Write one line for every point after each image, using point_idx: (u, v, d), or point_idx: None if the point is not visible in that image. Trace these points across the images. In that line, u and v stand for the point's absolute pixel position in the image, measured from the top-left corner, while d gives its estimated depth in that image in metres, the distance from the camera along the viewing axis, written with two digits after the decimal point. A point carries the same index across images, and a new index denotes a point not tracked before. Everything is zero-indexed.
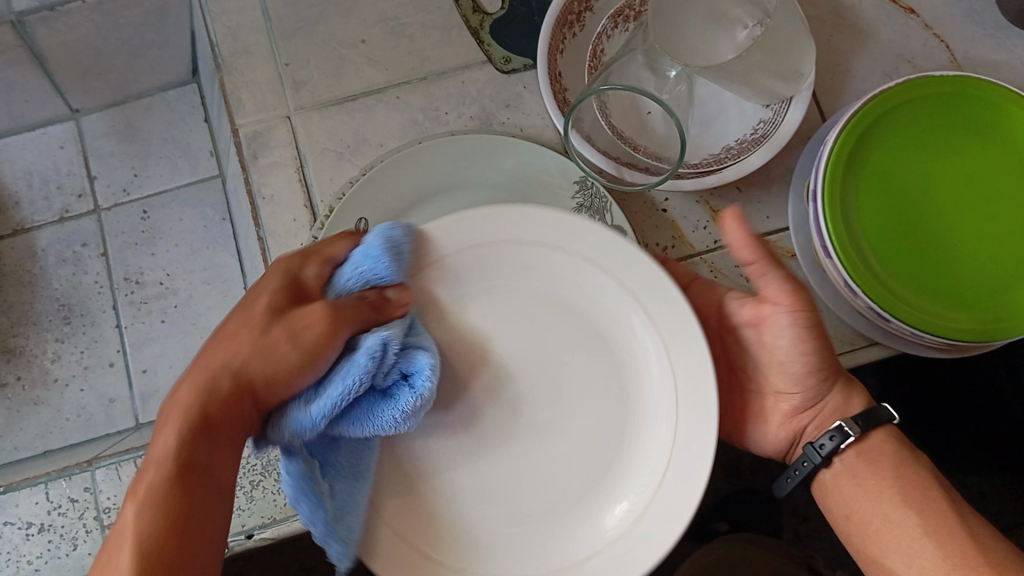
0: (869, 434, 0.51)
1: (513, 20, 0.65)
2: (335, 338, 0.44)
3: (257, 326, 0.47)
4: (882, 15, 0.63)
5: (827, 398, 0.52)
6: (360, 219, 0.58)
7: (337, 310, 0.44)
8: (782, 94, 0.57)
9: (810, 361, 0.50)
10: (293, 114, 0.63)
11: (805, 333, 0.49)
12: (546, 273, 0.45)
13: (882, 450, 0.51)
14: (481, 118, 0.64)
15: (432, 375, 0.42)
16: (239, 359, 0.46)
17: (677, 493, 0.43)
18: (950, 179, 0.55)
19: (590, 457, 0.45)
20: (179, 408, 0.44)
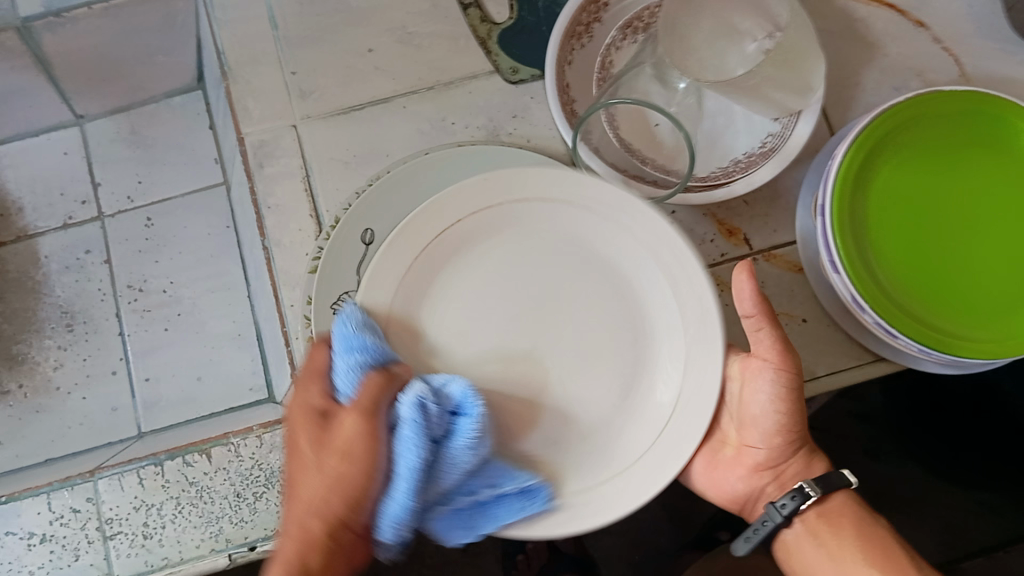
0: (831, 496, 0.51)
1: (522, 30, 0.65)
2: (377, 428, 0.43)
3: (309, 454, 0.46)
4: (893, 29, 0.63)
5: (788, 463, 0.52)
6: (367, 230, 0.58)
7: (364, 406, 0.43)
8: (791, 109, 0.57)
9: (791, 414, 0.50)
10: (299, 123, 0.63)
11: (785, 394, 0.49)
12: (562, 227, 0.50)
13: (843, 513, 0.51)
14: (488, 129, 0.64)
15: (474, 393, 0.43)
16: (319, 500, 0.46)
17: (692, 415, 0.46)
18: (959, 197, 0.55)
19: (594, 385, 0.48)
20: (282, 565, 0.46)
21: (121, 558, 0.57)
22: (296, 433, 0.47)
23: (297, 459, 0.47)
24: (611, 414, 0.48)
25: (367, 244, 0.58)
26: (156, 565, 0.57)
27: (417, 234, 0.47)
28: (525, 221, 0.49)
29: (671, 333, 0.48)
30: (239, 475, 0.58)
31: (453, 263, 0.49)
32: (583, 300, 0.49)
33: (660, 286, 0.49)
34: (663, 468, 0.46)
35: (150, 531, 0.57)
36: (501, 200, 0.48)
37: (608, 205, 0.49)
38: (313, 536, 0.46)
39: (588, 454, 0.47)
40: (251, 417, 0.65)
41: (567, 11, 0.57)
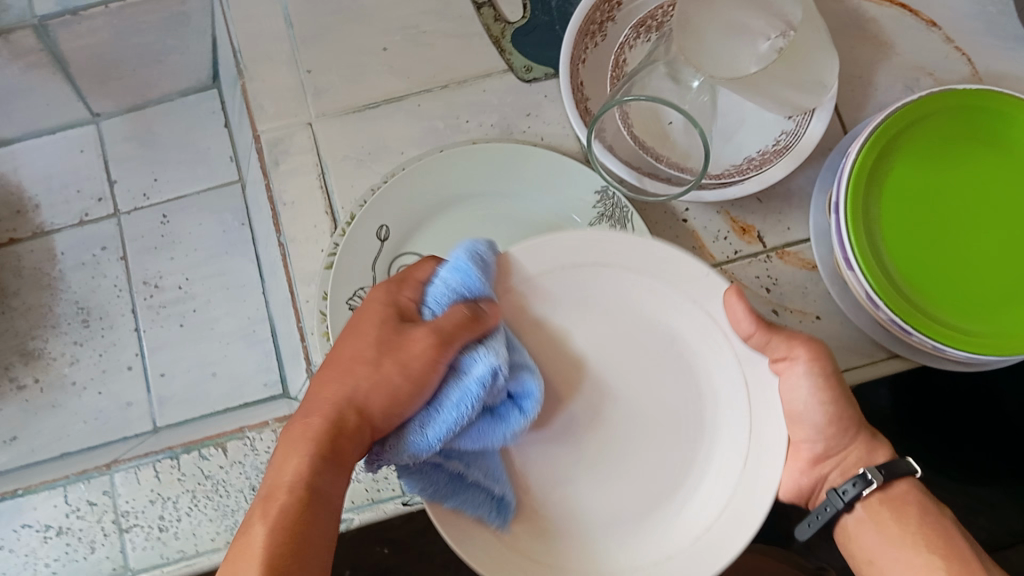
0: (893, 484, 0.51)
1: (534, 30, 0.65)
2: (445, 358, 0.43)
3: (367, 355, 0.44)
4: (904, 28, 0.63)
5: (852, 446, 0.53)
6: (382, 226, 0.59)
7: (446, 334, 0.43)
8: (804, 107, 0.57)
9: (834, 404, 0.51)
10: (314, 120, 0.64)
11: (822, 381, 0.50)
12: (609, 283, 0.48)
13: (907, 500, 0.51)
14: (502, 127, 0.64)
15: (538, 397, 0.44)
16: (352, 396, 0.43)
17: (762, 468, 0.45)
18: (972, 194, 0.55)
19: (667, 442, 0.47)
20: (300, 440, 0.41)
21: (137, 551, 0.58)
22: (363, 330, 0.45)
23: (344, 361, 0.44)
24: (676, 477, 0.47)
25: (383, 240, 0.59)
26: (171, 557, 0.57)
27: (542, 251, 0.47)
28: (571, 284, 0.47)
29: (725, 386, 0.47)
30: (255, 469, 0.58)
31: (570, 294, 0.48)
32: (655, 369, 0.48)
33: (712, 348, 0.47)
34: (747, 517, 0.45)
35: (166, 523, 0.58)
36: (588, 265, 0.47)
37: (647, 267, 0.47)
38: (341, 432, 0.41)
39: (657, 515, 0.46)
40: (266, 412, 0.65)
41: (580, 11, 0.57)
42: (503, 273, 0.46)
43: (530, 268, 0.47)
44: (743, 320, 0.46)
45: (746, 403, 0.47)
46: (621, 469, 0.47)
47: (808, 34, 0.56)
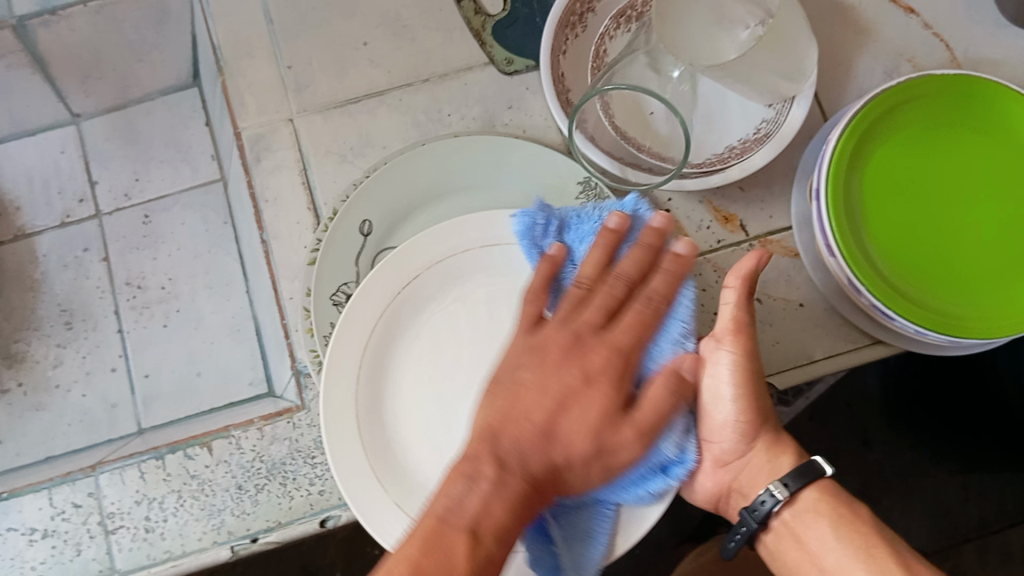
0: (802, 493, 0.51)
1: (515, 23, 0.65)
2: (657, 425, 0.47)
3: (579, 388, 0.49)
4: (883, 15, 0.63)
5: (752, 453, 0.53)
6: (366, 221, 0.58)
7: (659, 399, 0.47)
8: (785, 94, 0.57)
9: (753, 396, 0.51)
10: (295, 116, 0.63)
11: (742, 376, 0.50)
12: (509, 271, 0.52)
13: (818, 509, 0.50)
14: (484, 119, 0.64)
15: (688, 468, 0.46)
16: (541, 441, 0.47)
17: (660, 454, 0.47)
18: (957, 178, 0.55)
19: None
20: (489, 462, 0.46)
21: (124, 552, 0.58)
22: (535, 386, 0.49)
23: (539, 396, 0.49)
24: None
25: (366, 235, 0.58)
26: (159, 558, 0.57)
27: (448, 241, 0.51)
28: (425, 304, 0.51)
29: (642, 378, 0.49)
30: (241, 467, 0.58)
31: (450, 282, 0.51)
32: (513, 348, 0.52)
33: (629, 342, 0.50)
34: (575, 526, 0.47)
35: (153, 524, 0.58)
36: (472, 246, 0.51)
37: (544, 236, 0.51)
38: (529, 472, 0.46)
39: None
40: (252, 411, 0.64)
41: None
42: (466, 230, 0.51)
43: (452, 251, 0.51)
44: (734, 271, 0.49)
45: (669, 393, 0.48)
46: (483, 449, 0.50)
47: (783, 19, 0.56)
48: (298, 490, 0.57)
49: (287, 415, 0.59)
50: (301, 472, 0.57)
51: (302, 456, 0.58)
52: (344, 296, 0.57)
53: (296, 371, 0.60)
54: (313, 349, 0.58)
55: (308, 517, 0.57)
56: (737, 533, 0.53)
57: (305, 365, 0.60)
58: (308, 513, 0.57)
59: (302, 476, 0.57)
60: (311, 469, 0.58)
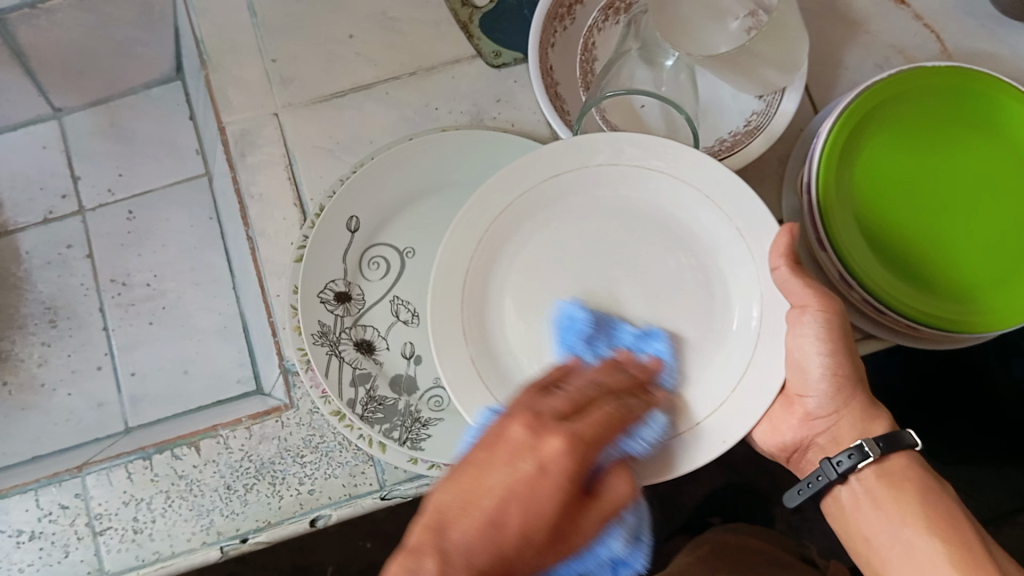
0: (891, 457, 0.50)
1: (502, 16, 0.63)
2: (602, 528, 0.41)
3: (517, 479, 0.39)
4: (874, 6, 0.63)
5: (844, 411, 0.52)
6: (353, 217, 0.57)
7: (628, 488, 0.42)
8: (776, 86, 0.55)
9: (844, 355, 0.50)
10: (282, 111, 0.63)
11: (829, 335, 0.48)
12: (640, 194, 0.50)
13: (906, 475, 0.50)
14: (472, 114, 0.63)
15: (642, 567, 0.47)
16: (483, 544, 0.37)
17: (758, 389, 0.46)
18: (947, 171, 0.55)
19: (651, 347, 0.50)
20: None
21: (112, 553, 0.57)
22: (478, 463, 0.40)
23: (483, 485, 0.39)
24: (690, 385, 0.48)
25: (354, 232, 0.58)
26: (147, 559, 0.56)
27: (536, 172, 0.49)
28: (551, 202, 0.50)
29: (751, 296, 0.49)
30: (230, 467, 0.58)
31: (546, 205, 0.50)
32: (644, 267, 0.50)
33: (732, 248, 0.49)
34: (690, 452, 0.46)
35: (141, 525, 0.57)
36: (557, 173, 0.49)
37: (664, 166, 0.49)
38: (479, 565, 0.37)
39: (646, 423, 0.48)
40: (240, 409, 0.64)
41: None
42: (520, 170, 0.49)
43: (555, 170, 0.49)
44: (772, 252, 0.47)
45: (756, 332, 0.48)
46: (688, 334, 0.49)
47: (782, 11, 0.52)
48: (287, 490, 0.57)
49: (276, 414, 0.58)
50: (290, 472, 0.57)
51: (292, 456, 0.57)
52: (332, 294, 0.57)
53: (284, 369, 0.60)
54: (301, 348, 0.55)
55: (299, 517, 0.56)
56: (809, 483, 0.51)
57: (293, 363, 0.59)
58: (298, 513, 0.56)
59: (292, 475, 0.57)
60: (300, 469, 0.57)
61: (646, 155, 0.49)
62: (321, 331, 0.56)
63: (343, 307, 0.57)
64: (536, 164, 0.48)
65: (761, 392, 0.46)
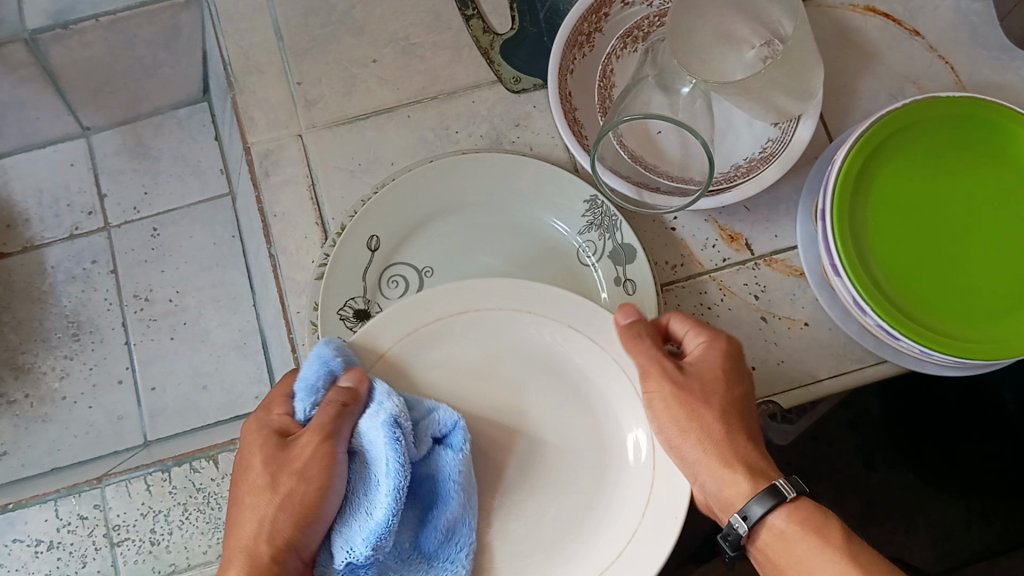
0: (773, 515, 0.48)
1: (523, 42, 0.65)
2: (335, 448, 0.45)
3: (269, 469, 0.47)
4: (887, 38, 0.64)
5: (701, 468, 0.49)
6: (373, 236, 0.58)
7: (322, 429, 0.45)
8: (791, 114, 0.57)
9: (683, 419, 0.49)
10: (305, 131, 0.64)
11: (670, 403, 0.49)
12: (495, 330, 0.50)
13: (786, 536, 0.47)
14: (491, 137, 0.64)
15: (462, 425, 0.47)
16: (275, 525, 0.46)
17: (642, 555, 0.47)
18: (958, 202, 0.56)
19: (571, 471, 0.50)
20: None
21: (129, 564, 0.58)
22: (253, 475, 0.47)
23: (248, 489, 0.48)
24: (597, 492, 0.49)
25: (373, 251, 0.58)
26: (164, 571, 0.58)
27: (417, 311, 0.49)
28: (456, 336, 0.50)
29: (640, 435, 0.50)
30: None
31: (440, 339, 0.50)
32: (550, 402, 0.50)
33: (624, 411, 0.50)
34: (652, 547, 0.47)
35: (158, 537, 0.58)
36: (437, 315, 0.49)
37: (534, 306, 0.49)
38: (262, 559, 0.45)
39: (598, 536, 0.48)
40: None
41: (567, 21, 0.58)
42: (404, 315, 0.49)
43: (410, 326, 0.49)
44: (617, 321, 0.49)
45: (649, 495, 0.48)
46: (553, 522, 0.49)
47: (799, 36, 0.54)
48: None
49: None
50: None
51: None
52: (351, 311, 0.57)
53: None
54: None
55: None
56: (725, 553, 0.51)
57: None
58: None
59: None
60: None
61: (495, 292, 0.49)
62: None
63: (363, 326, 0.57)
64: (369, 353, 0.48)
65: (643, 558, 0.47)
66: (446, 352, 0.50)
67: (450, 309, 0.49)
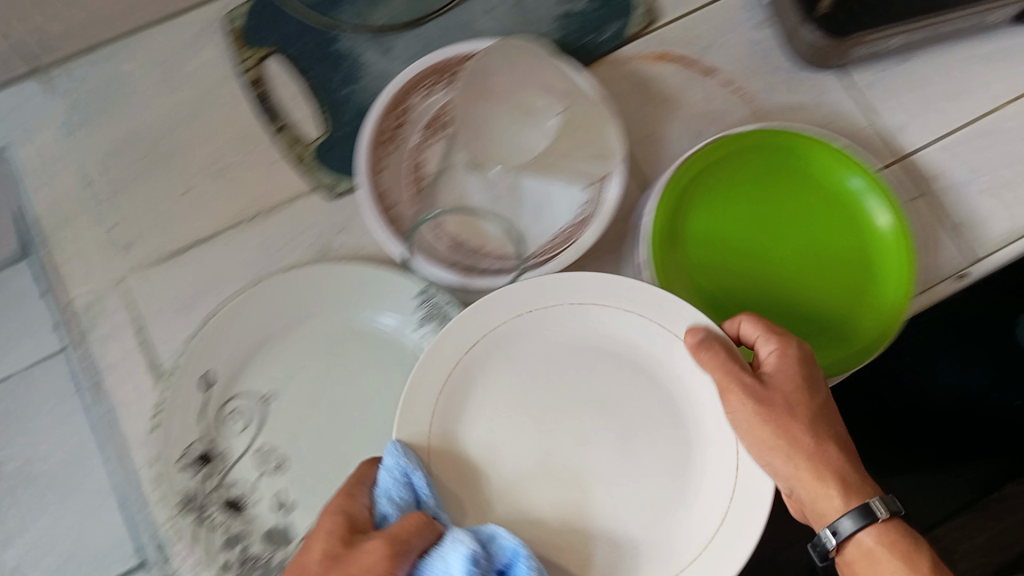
0: (863, 534, 0.51)
1: (334, 146, 0.64)
2: (398, 564, 0.43)
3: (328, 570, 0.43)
4: (684, 81, 0.66)
5: (800, 482, 0.51)
6: (208, 372, 0.56)
7: (395, 538, 0.43)
8: (597, 175, 0.58)
9: (784, 439, 0.50)
10: (127, 276, 0.62)
11: (755, 419, 0.50)
12: (552, 333, 0.52)
13: (874, 553, 0.50)
14: (317, 248, 0.63)
15: (524, 552, 0.45)
16: None
17: (739, 531, 0.48)
18: (769, 232, 0.58)
19: (656, 464, 0.51)
20: None
21: None
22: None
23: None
24: (671, 487, 0.51)
25: (208, 389, 0.56)
26: None
27: (463, 334, 0.51)
28: (512, 346, 0.52)
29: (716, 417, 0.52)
30: None
31: (491, 360, 0.52)
32: (627, 396, 0.52)
33: (700, 376, 0.52)
34: (744, 526, 0.48)
35: None
36: (480, 334, 0.51)
37: (552, 299, 0.52)
38: None
39: (682, 534, 0.50)
40: None
41: (367, 123, 0.58)
42: (435, 351, 0.50)
43: (450, 357, 0.50)
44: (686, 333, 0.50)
45: (736, 465, 0.50)
46: (641, 518, 0.50)
47: (570, 106, 0.58)
48: None
49: None
50: None
51: None
52: (191, 458, 0.55)
53: (155, 539, 0.58)
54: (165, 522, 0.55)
55: None
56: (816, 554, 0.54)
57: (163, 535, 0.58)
58: None
59: None
60: None
61: (544, 295, 0.51)
62: (183, 501, 0.55)
63: (205, 469, 0.56)
64: (443, 398, 0.50)
65: (734, 541, 0.48)
66: (500, 383, 0.52)
67: (493, 323, 0.51)
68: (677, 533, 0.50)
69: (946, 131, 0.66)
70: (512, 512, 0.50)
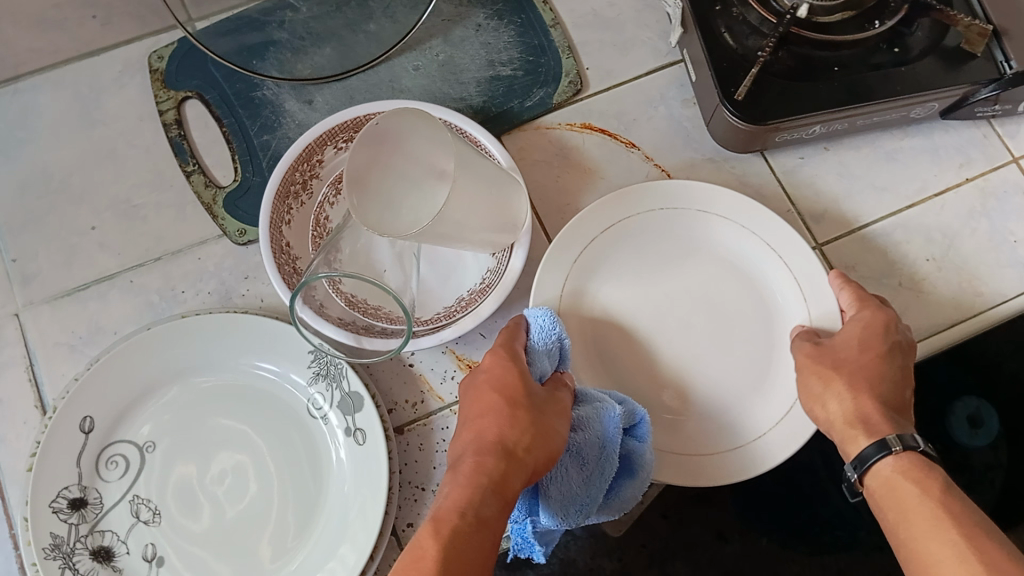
0: (888, 460, 0.46)
1: (246, 191, 0.63)
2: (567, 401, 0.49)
3: (508, 384, 0.48)
4: (606, 152, 0.65)
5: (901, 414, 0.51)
6: (87, 417, 0.55)
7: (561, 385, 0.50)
8: (503, 244, 0.57)
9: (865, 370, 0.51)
10: (22, 310, 0.61)
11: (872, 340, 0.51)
12: (689, 234, 0.58)
13: (894, 483, 0.45)
14: (219, 294, 0.62)
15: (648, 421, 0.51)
16: (502, 425, 0.45)
17: (781, 441, 0.53)
18: None
19: (732, 366, 0.56)
20: (470, 475, 0.41)
21: None
22: (478, 400, 0.48)
23: (474, 392, 0.49)
24: (742, 386, 0.56)
25: (87, 433, 0.55)
26: None
27: (600, 218, 0.57)
28: (632, 238, 0.58)
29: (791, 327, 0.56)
30: None
31: (613, 247, 0.57)
32: (725, 296, 0.57)
33: (797, 297, 0.56)
34: (788, 441, 0.53)
35: None
36: (618, 218, 0.57)
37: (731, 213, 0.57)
38: (514, 450, 0.43)
39: (741, 427, 0.54)
40: None
41: (275, 173, 0.57)
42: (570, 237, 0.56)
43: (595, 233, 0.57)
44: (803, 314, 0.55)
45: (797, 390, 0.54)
46: (715, 422, 0.55)
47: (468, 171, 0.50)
48: None
49: None
50: None
51: None
52: (64, 502, 0.54)
53: None
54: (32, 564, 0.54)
55: None
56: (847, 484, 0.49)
57: None
58: None
59: None
60: None
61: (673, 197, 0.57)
62: (52, 543, 0.54)
63: (78, 514, 0.55)
64: (570, 276, 0.56)
65: (780, 445, 0.53)
66: (624, 268, 0.58)
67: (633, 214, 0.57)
68: (740, 435, 0.54)
69: (871, 221, 0.63)
70: (629, 370, 0.57)
